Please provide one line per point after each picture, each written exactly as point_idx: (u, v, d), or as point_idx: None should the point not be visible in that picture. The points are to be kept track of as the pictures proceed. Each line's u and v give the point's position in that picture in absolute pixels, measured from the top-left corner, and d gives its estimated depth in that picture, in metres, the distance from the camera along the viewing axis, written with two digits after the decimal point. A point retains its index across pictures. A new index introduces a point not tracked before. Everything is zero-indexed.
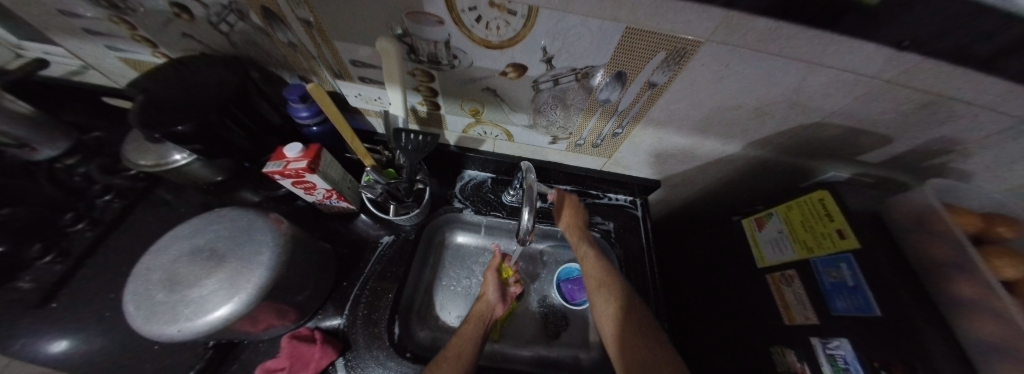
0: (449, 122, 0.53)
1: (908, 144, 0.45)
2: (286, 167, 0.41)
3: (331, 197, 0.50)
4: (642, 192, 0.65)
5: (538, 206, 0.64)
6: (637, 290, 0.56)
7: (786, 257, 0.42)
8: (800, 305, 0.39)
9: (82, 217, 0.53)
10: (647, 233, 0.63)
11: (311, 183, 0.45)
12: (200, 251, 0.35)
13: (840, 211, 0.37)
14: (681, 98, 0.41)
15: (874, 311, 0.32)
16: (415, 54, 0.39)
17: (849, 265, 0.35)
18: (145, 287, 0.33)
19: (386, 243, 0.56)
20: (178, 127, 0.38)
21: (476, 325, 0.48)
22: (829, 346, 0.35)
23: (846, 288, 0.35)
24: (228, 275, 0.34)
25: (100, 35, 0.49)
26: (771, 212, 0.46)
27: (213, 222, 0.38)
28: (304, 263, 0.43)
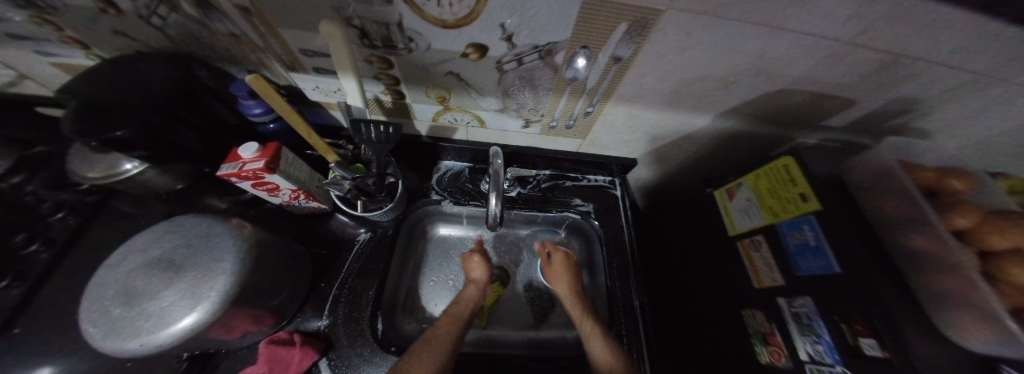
0: (418, 112, 0.51)
1: (869, 106, 0.46)
2: (241, 168, 0.39)
3: (299, 198, 0.48)
4: (621, 171, 0.65)
5: (518, 192, 0.63)
6: (618, 268, 0.58)
7: (755, 224, 0.43)
8: (767, 269, 0.41)
9: (35, 239, 0.50)
10: (626, 211, 0.64)
11: (274, 184, 0.43)
12: (156, 263, 0.34)
13: (803, 176, 0.38)
14: (649, 72, 0.40)
15: (835, 269, 0.33)
16: (368, 38, 0.37)
17: (812, 227, 0.36)
18: (101, 303, 0.32)
19: (363, 240, 0.55)
20: (117, 133, 0.36)
21: (466, 306, 0.48)
22: (794, 305, 0.37)
23: (810, 249, 0.36)
24: (188, 284, 0.33)
25: (27, 41, 0.45)
26: (740, 182, 0.47)
27: (170, 230, 0.36)
28: (276, 266, 0.42)
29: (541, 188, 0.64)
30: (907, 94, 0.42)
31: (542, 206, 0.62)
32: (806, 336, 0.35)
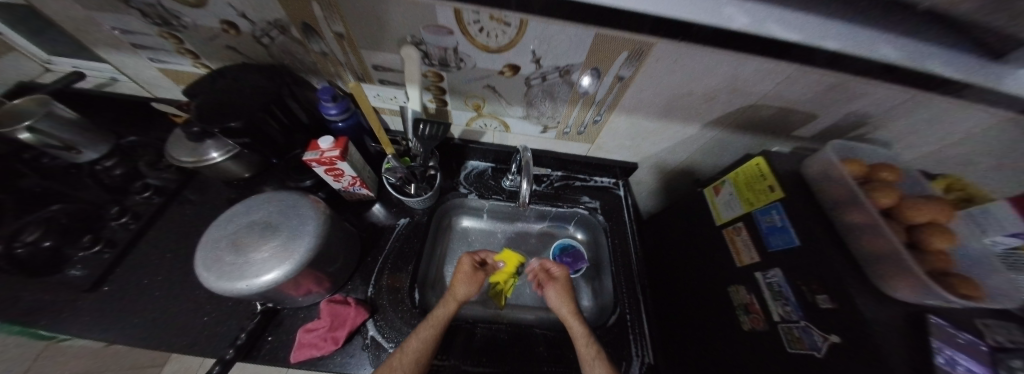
0: (454, 117, 0.62)
1: (828, 119, 0.56)
2: (322, 155, 0.48)
3: (355, 184, 0.57)
4: (623, 173, 0.75)
5: (534, 189, 0.72)
6: (621, 257, 0.66)
7: (736, 213, 0.52)
8: (747, 249, 0.49)
9: (125, 212, 0.58)
10: (628, 208, 0.73)
11: (341, 170, 0.52)
12: (257, 224, 0.42)
13: (771, 171, 0.47)
14: (646, 88, 0.51)
15: (795, 243, 0.42)
16: (428, 58, 0.47)
17: (779, 211, 0.45)
18: (213, 252, 0.40)
19: (401, 225, 0.63)
20: (232, 123, 0.46)
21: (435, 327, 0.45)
22: (768, 276, 0.45)
23: (778, 229, 0.44)
24: (284, 241, 0.42)
25: (146, 50, 0.55)
26: (724, 179, 0.56)
27: (264, 201, 0.46)
28: (338, 238, 0.50)
29: (554, 186, 0.73)
30: (855, 108, 0.52)
31: (555, 202, 0.71)
32: (777, 301, 0.43)
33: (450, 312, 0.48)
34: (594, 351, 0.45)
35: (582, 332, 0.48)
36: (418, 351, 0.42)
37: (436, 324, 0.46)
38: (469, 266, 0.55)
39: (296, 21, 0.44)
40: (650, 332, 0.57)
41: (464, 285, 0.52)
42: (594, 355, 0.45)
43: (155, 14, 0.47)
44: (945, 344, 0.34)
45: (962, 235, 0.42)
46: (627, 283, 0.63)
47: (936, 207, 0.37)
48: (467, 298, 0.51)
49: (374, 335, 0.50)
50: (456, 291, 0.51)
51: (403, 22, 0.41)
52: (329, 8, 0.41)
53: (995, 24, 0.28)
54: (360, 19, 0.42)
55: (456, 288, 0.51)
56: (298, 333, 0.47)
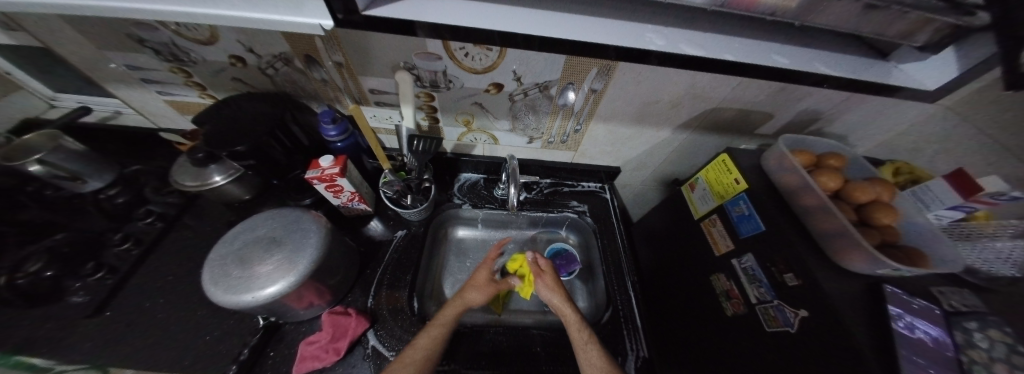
0: (446, 133, 0.66)
1: (784, 117, 0.62)
2: (322, 172, 0.52)
3: (353, 200, 0.60)
4: (608, 178, 0.79)
5: (525, 197, 0.76)
6: (610, 256, 0.69)
7: (710, 206, 0.57)
8: (723, 238, 0.53)
9: (127, 238, 0.60)
10: (615, 210, 0.77)
11: (340, 186, 0.56)
12: (262, 239, 0.45)
13: (736, 166, 0.52)
14: (618, 98, 0.56)
15: (761, 228, 0.46)
16: (420, 81, 0.52)
17: (745, 201, 0.49)
18: (220, 268, 0.42)
19: (399, 237, 0.66)
20: (238, 148, 0.50)
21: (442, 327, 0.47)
22: (743, 262, 0.48)
23: (746, 217, 0.49)
24: (287, 254, 0.44)
25: (155, 84, 0.59)
26: (697, 176, 0.61)
27: (269, 217, 0.48)
28: (338, 251, 0.53)
29: (543, 193, 0.77)
30: (805, 106, 0.59)
31: (545, 208, 0.75)
32: (752, 284, 0.46)
33: (458, 314, 0.50)
34: (588, 337, 0.47)
35: (575, 319, 0.50)
36: (426, 350, 0.44)
37: (444, 327, 0.47)
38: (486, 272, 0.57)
39: (299, 53, 0.49)
40: (643, 326, 0.59)
41: (476, 292, 0.54)
42: (587, 341, 0.46)
43: (167, 51, 0.51)
44: (904, 311, 0.36)
45: (905, 210, 0.47)
46: (618, 280, 0.65)
47: (876, 188, 0.42)
48: (478, 304, 0.53)
49: (374, 345, 0.51)
50: (468, 296, 0.53)
51: (397, 51, 0.47)
52: (330, 41, 0.46)
53: (888, 32, 0.34)
54: (358, 50, 0.47)
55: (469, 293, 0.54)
56: (300, 347, 0.48)
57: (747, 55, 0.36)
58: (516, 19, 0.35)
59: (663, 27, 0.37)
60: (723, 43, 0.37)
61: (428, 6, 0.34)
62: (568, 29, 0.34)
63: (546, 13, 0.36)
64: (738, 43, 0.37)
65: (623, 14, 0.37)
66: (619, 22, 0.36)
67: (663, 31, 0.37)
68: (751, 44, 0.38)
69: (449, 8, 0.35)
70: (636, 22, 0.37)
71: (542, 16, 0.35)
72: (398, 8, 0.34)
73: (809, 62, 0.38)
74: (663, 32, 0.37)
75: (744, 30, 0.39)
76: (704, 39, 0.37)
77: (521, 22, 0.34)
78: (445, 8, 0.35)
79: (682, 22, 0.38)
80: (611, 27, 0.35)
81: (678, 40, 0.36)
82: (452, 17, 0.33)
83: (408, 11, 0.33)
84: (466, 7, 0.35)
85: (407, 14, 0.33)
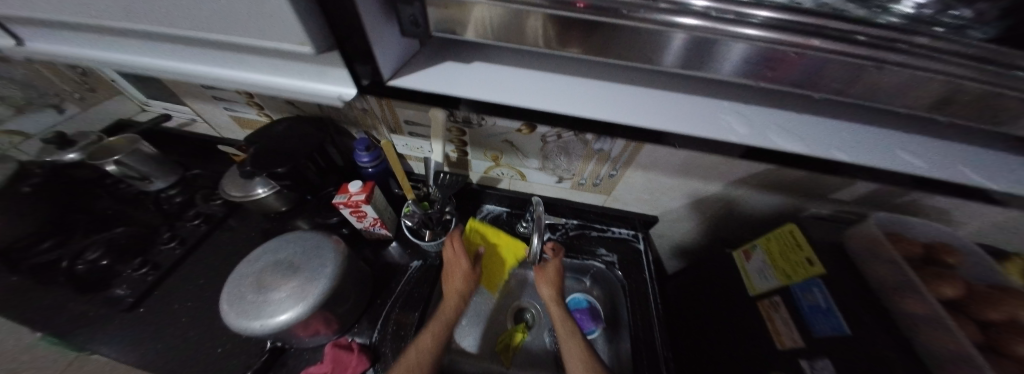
0: (474, 165, 0.65)
1: (870, 184, 0.52)
2: (349, 198, 0.53)
3: (375, 225, 0.60)
4: (643, 226, 0.71)
5: (547, 238, 0.71)
6: (639, 320, 0.60)
7: (771, 284, 0.47)
8: (787, 329, 0.43)
9: (174, 237, 0.65)
10: (649, 264, 0.68)
11: (364, 212, 0.56)
12: (280, 264, 0.45)
13: (807, 242, 0.43)
14: (661, 148, 0.51)
15: (845, 330, 0.37)
16: (454, 117, 0.52)
17: (820, 289, 0.40)
18: (239, 289, 0.43)
19: (414, 268, 0.63)
20: (279, 169, 0.53)
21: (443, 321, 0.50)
22: (815, 367, 0.37)
23: (821, 311, 0.39)
24: (302, 282, 0.44)
25: (224, 100, 0.65)
26: (754, 244, 0.52)
27: (292, 239, 0.49)
28: (353, 280, 0.51)
29: (568, 235, 0.71)
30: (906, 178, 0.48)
31: (568, 253, 0.69)
32: None
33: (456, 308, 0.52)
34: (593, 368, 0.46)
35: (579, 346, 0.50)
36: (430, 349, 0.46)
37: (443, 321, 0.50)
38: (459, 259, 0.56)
39: None
40: None
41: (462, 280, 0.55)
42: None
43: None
44: None
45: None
46: (645, 351, 0.56)
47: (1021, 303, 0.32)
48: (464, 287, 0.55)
49: None
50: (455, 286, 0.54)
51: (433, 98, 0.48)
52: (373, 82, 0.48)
53: None
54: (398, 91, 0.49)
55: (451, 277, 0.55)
56: None
57: (797, 138, 0.31)
58: (529, 87, 0.33)
59: (689, 101, 0.34)
60: (763, 122, 0.33)
61: (440, 69, 0.34)
62: (585, 102, 0.32)
63: (562, 80, 0.34)
64: (780, 121, 0.33)
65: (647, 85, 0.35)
66: (641, 95, 0.34)
67: (691, 106, 0.33)
68: (800, 122, 0.33)
69: (462, 71, 0.34)
70: (661, 94, 0.34)
71: (554, 83, 0.34)
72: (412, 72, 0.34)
73: (876, 146, 0.32)
74: (691, 105, 0.33)
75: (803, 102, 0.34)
76: (739, 117, 0.33)
77: (534, 90, 0.33)
78: (460, 71, 0.34)
79: (713, 97, 0.35)
80: (628, 101, 0.33)
81: (711, 117, 0.32)
82: (466, 81, 0.33)
83: (422, 77, 0.33)
84: (480, 70, 0.35)
85: (420, 81, 0.33)
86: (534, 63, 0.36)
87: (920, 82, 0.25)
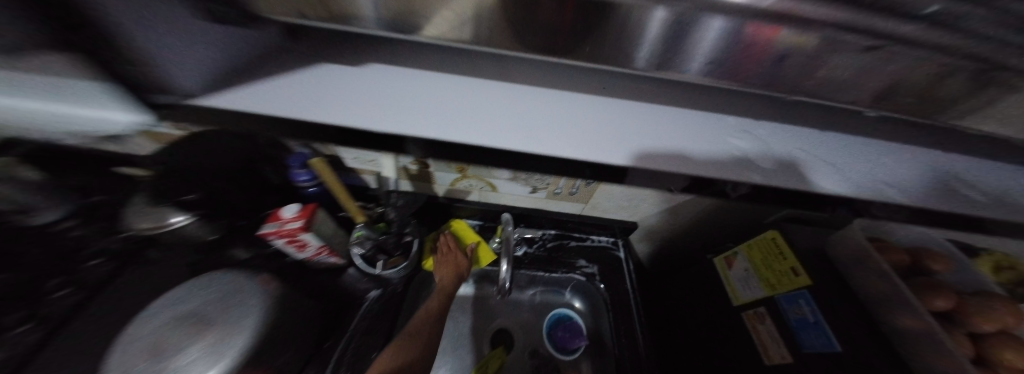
0: (438, 178, 0.58)
1: None
2: (281, 227, 0.44)
3: (322, 253, 0.51)
4: (624, 233, 0.68)
5: (524, 252, 0.65)
6: (624, 334, 0.56)
7: (756, 294, 0.45)
8: (775, 343, 0.40)
9: None
10: (631, 273, 0.64)
11: (304, 241, 0.47)
12: (188, 317, 0.37)
13: (791, 250, 0.41)
14: None
15: (834, 347, 0.34)
16: None
17: (807, 301, 0.38)
18: (123, 360, 0.33)
19: (373, 298, 0.57)
20: (188, 196, 0.45)
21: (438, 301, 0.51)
22: None
23: (810, 325, 0.37)
24: (215, 339, 0.35)
25: None
26: (736, 250, 0.50)
27: (204, 286, 0.40)
28: (287, 323, 0.43)
29: (546, 247, 0.66)
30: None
31: (547, 267, 0.65)
32: None
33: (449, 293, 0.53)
34: None
35: None
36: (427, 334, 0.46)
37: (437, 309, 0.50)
38: (445, 254, 0.58)
39: None
40: None
41: (449, 271, 0.55)
42: None
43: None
44: None
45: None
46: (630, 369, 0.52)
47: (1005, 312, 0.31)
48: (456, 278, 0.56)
49: None
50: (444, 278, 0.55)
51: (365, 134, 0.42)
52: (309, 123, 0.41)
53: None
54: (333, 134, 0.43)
55: (440, 267, 0.56)
56: None
57: (702, 157, 0.34)
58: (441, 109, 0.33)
59: (606, 119, 0.35)
60: (680, 144, 0.34)
61: (355, 89, 0.33)
62: (497, 128, 0.33)
63: (482, 97, 0.34)
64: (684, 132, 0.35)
65: (571, 101, 0.35)
66: (562, 113, 0.34)
67: (606, 125, 0.35)
68: (708, 135, 0.35)
69: (377, 88, 0.33)
70: (583, 111, 0.35)
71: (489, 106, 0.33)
72: (322, 93, 0.32)
73: (768, 155, 0.35)
74: (603, 124, 0.35)
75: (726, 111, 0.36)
76: (646, 134, 0.35)
77: (446, 112, 0.33)
78: (373, 89, 0.33)
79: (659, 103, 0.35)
80: (543, 124, 0.34)
81: (617, 139, 0.34)
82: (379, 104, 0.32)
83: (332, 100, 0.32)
84: (395, 87, 0.33)
85: (329, 105, 0.32)
86: (457, 76, 0.35)
87: (913, 76, 0.22)
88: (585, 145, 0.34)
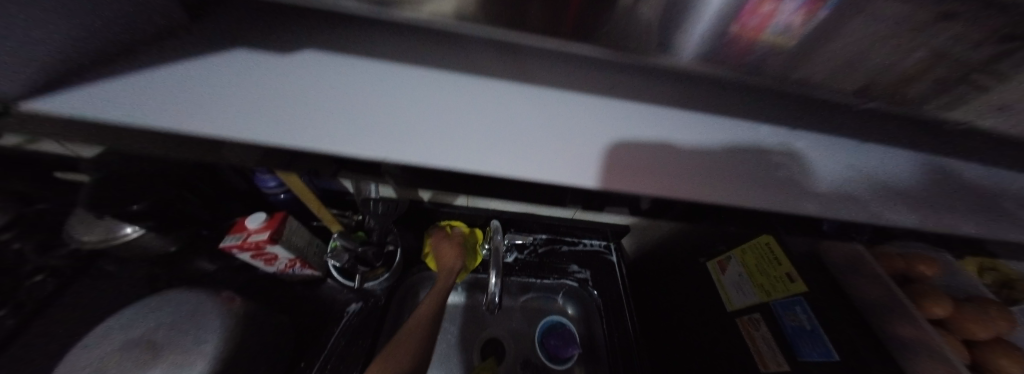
0: None
1: None
2: (244, 239, 0.41)
3: (294, 265, 0.48)
4: (615, 236, 0.66)
5: (515, 258, 0.63)
6: (618, 341, 0.54)
7: (749, 300, 0.44)
8: (771, 353, 0.39)
9: None
10: (624, 278, 0.62)
11: (272, 254, 0.44)
12: (138, 342, 0.34)
13: (785, 255, 0.41)
14: None
15: (833, 356, 0.33)
16: None
17: (803, 309, 0.37)
18: None
19: (352, 312, 0.51)
20: (134, 206, 0.40)
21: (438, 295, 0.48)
22: None
23: (806, 332, 0.36)
24: (167, 367, 0.33)
25: None
26: (728, 254, 0.49)
27: (157, 308, 0.37)
28: (251, 345, 0.39)
29: (537, 253, 0.64)
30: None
31: (538, 273, 0.62)
32: None
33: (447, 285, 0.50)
34: None
35: None
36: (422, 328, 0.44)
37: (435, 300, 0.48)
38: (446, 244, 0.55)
39: None
40: None
41: (451, 261, 0.53)
42: None
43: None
44: None
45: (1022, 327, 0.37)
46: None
47: (996, 321, 0.31)
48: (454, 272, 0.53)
49: None
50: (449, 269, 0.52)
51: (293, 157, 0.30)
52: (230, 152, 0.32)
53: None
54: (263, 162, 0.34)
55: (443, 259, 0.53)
56: None
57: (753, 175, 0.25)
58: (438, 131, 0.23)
59: (666, 140, 0.25)
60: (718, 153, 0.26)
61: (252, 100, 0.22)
62: (518, 154, 0.23)
63: (496, 111, 0.24)
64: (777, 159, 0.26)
65: (621, 119, 0.26)
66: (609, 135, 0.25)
67: (668, 150, 0.25)
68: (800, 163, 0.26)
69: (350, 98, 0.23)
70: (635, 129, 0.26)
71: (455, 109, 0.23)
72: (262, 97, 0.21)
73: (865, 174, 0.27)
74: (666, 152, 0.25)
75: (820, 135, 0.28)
76: (719, 164, 0.25)
77: (444, 133, 0.23)
78: (339, 97, 0.23)
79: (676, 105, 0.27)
80: (587, 148, 0.24)
81: (687, 172, 0.24)
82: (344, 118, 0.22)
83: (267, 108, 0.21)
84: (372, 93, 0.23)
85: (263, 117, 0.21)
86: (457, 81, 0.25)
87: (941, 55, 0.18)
88: (644, 175, 0.23)
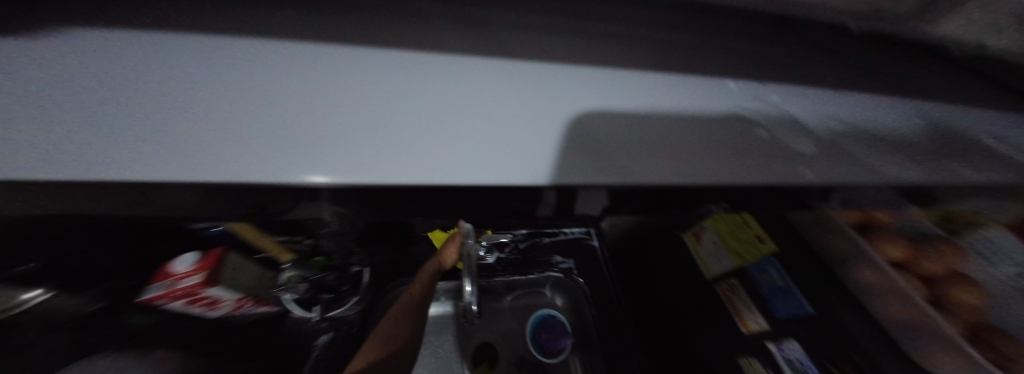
0: None
1: None
2: (174, 286, 0.35)
3: (245, 306, 0.42)
4: (595, 221, 0.66)
5: (497, 258, 0.60)
6: (609, 325, 0.54)
7: (725, 266, 0.44)
8: (748, 310, 0.40)
9: None
10: (608, 261, 0.62)
11: (213, 298, 0.38)
12: None
13: (754, 219, 0.41)
14: None
15: (808, 310, 0.35)
16: None
17: (776, 268, 0.38)
18: None
19: (324, 344, 0.47)
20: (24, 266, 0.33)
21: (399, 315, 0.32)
22: (783, 350, 0.36)
23: (781, 291, 0.38)
24: None
25: None
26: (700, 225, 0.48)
27: None
28: None
29: (519, 249, 0.62)
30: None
31: (523, 270, 0.61)
32: None
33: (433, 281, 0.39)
34: None
35: None
36: None
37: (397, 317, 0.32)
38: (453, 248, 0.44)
39: None
40: None
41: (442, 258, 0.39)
42: None
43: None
44: None
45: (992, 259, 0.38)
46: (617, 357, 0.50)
47: (944, 256, 0.34)
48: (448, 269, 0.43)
49: None
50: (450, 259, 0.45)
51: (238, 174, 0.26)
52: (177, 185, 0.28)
53: None
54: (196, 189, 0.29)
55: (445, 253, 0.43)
56: None
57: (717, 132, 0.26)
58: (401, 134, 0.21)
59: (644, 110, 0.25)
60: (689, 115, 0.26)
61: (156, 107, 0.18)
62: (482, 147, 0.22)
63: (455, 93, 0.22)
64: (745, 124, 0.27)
65: (603, 97, 0.24)
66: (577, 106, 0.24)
67: (644, 127, 0.25)
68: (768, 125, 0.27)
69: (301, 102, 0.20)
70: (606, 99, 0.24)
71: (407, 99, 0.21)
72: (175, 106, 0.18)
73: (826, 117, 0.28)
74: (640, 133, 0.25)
75: (795, 88, 0.28)
76: (690, 137, 0.26)
77: (405, 135, 0.22)
78: (285, 105, 0.20)
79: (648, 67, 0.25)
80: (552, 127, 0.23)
81: (647, 149, 0.25)
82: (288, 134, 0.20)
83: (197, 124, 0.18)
84: (316, 95, 0.20)
85: (200, 139, 0.19)
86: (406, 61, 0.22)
87: None
88: (603, 162, 0.24)
